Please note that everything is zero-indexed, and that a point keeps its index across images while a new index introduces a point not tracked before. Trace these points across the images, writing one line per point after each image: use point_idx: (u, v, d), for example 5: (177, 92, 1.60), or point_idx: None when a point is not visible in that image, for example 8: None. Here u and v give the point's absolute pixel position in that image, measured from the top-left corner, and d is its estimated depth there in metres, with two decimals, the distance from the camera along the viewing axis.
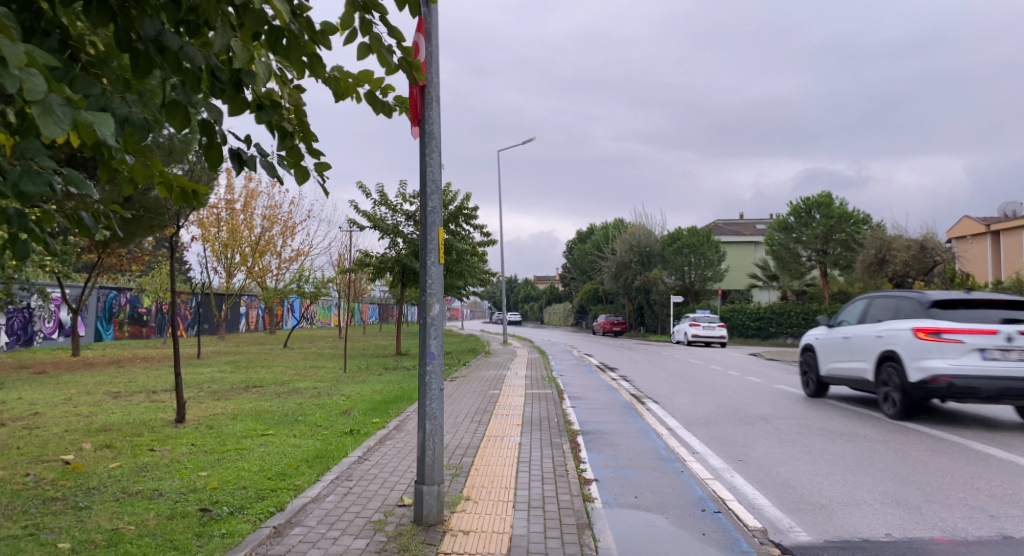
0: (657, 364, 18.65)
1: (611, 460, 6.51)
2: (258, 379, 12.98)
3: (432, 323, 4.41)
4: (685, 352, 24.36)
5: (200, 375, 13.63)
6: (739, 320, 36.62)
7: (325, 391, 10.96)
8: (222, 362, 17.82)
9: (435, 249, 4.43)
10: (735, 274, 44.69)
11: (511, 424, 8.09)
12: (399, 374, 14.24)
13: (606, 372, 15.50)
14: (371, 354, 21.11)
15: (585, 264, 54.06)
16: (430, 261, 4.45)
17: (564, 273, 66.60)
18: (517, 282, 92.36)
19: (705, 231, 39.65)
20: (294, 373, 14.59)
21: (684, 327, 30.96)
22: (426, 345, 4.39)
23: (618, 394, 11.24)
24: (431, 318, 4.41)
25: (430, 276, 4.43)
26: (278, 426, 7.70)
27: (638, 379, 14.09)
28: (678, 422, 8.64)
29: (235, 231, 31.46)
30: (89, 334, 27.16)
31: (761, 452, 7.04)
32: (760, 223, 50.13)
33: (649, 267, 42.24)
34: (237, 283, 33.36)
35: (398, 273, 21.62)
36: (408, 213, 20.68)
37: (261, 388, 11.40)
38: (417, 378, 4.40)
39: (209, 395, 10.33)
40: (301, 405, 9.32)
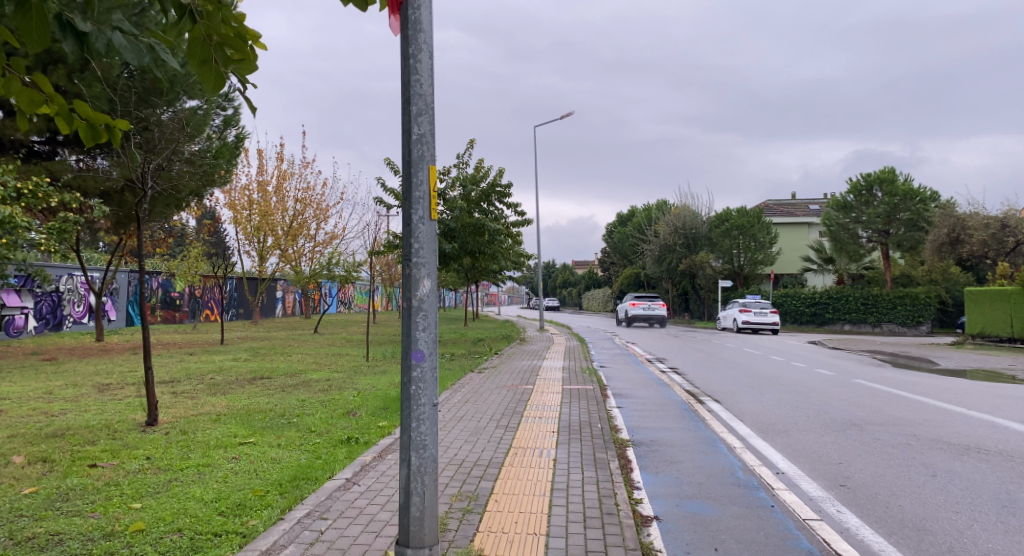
0: (709, 353, 17.04)
1: (673, 486, 5.03)
2: (269, 369, 11.81)
3: (421, 308, 3.01)
4: (739, 341, 22.54)
5: (211, 364, 12.55)
6: (793, 306, 34.48)
7: (338, 385, 9.69)
8: (241, 349, 16.80)
9: (424, 199, 3.00)
10: (788, 257, 42.27)
11: (547, 430, 6.65)
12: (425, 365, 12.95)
13: (654, 363, 13.98)
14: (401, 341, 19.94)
15: (627, 247, 52.08)
16: (418, 216, 3.01)
17: (605, 258, 64.58)
18: (556, 267, 90.63)
19: (756, 212, 37.45)
20: (314, 362, 13.43)
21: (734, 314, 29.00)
22: (412, 341, 3.00)
23: (672, 391, 9.68)
24: (420, 302, 3.01)
25: (419, 237, 3.01)
26: (264, 431, 6.40)
27: (690, 372, 12.54)
28: (749, 431, 7.07)
29: (266, 214, 30.63)
30: (120, 318, 26.70)
31: (868, 475, 5.44)
32: (814, 202, 47.37)
33: (695, 250, 40.25)
34: (269, 268, 32.58)
35: None
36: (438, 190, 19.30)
37: (270, 381, 10.19)
38: (399, 390, 3.01)
39: (206, 390, 9.15)
40: (304, 403, 8.04)
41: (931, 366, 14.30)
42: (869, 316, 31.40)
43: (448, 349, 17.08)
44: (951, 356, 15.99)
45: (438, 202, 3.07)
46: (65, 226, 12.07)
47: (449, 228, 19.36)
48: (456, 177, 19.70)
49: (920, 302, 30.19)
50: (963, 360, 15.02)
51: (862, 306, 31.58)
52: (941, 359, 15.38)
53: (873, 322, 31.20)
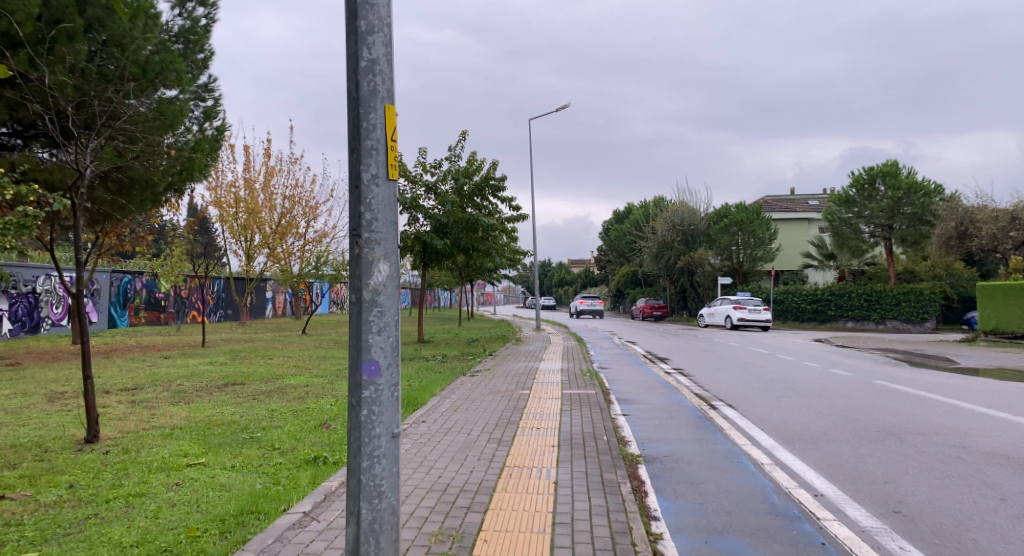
0: (713, 353, 16.31)
1: (698, 516, 4.21)
2: (245, 374, 10.99)
3: (377, 297, 2.25)
4: (741, 339, 21.83)
5: (183, 369, 11.69)
6: (794, 303, 33.56)
7: (316, 393, 8.82)
8: (222, 351, 15.98)
9: (377, 151, 2.25)
10: (787, 254, 41.60)
11: (546, 445, 5.83)
12: (414, 368, 12.16)
13: (657, 364, 13.19)
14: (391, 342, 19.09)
15: (624, 245, 51.29)
16: (370, 173, 2.25)
17: (601, 256, 63.92)
18: (552, 265, 89.85)
19: (755, 207, 36.72)
20: (295, 365, 12.56)
21: (729, 311, 28.33)
22: (364, 349, 2.25)
23: (681, 395, 8.87)
24: (376, 289, 2.25)
25: (371, 204, 2.24)
26: (220, 449, 5.54)
27: (697, 373, 11.77)
28: (774, 443, 6.26)
29: (253, 211, 29.70)
30: (101, 320, 25.76)
31: (924, 499, 4.63)
32: (812, 198, 46.70)
33: (693, 246, 39.51)
34: (257, 267, 31.69)
35: (419, 253, 19.38)
36: (429, 184, 18.44)
37: (242, 388, 9.32)
38: (349, 413, 2.27)
39: (168, 398, 8.29)
40: (274, 413, 7.20)
41: (949, 364, 13.59)
42: (873, 313, 30.82)
43: (439, 350, 16.26)
44: (968, 354, 15.26)
45: (398, 154, 2.33)
46: (25, 221, 10.98)
47: (440, 223, 18.46)
48: (448, 170, 18.83)
49: (925, 298, 29.62)
50: (981, 358, 14.31)
51: (865, 303, 30.99)
52: (959, 357, 14.64)
53: (877, 319, 30.64)
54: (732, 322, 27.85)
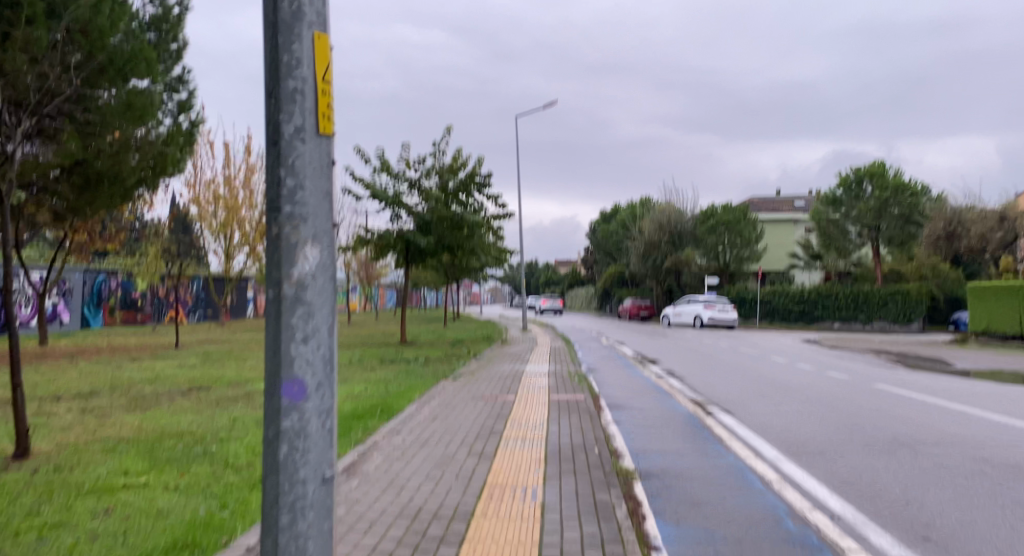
0: (703, 354, 15.86)
1: (703, 545, 3.69)
2: (213, 378, 10.36)
3: (300, 292, 1.68)
4: (730, 340, 21.44)
5: (148, 372, 11.03)
6: (781, 303, 33.18)
7: None
8: (194, 353, 15.32)
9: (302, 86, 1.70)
10: (774, 254, 41.41)
11: (532, 459, 5.29)
12: (394, 372, 11.57)
13: (647, 366, 12.68)
14: (372, 343, 18.48)
15: (610, 245, 50.92)
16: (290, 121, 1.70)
17: (588, 256, 63.62)
18: (539, 265, 89.45)
19: (743, 207, 36.47)
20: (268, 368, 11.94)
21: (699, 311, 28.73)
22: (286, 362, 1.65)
23: (675, 401, 8.34)
24: (299, 281, 1.68)
25: (296, 163, 1.68)
26: (166, 466, 4.93)
27: (689, 376, 11.27)
28: (778, 455, 5.74)
29: (233, 209, 28.93)
30: (73, 321, 24.91)
31: (954, 522, 4.12)
32: (798, 197, 46.57)
33: (681, 246, 39.14)
34: (237, 266, 30.89)
35: (401, 251, 18.78)
36: (411, 180, 17.87)
37: (207, 393, 8.70)
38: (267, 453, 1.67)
39: (123, 405, 7.66)
40: (234, 423, 6.58)
41: (945, 367, 13.19)
42: (860, 314, 30.64)
43: (421, 352, 15.69)
44: (963, 356, 14.91)
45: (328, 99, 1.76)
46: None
47: (423, 221, 17.92)
48: (431, 166, 18.27)
49: (911, 299, 29.42)
50: (976, 360, 13.95)
51: (853, 304, 30.79)
52: (954, 359, 14.26)
53: (864, 320, 30.49)
54: (703, 321, 28.22)
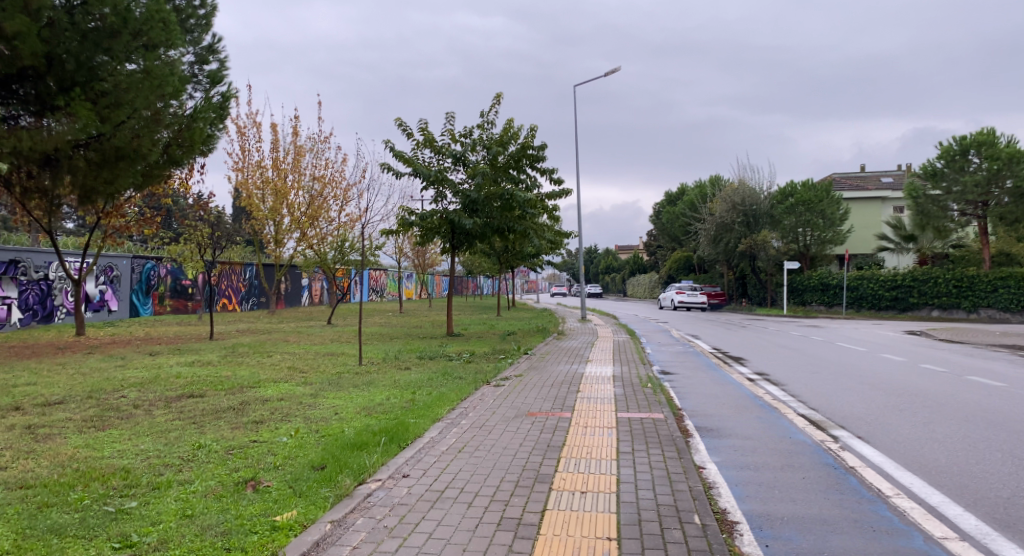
0: (798, 350, 13.53)
1: None
2: (216, 379, 8.81)
3: None
4: (821, 332, 18.86)
5: (152, 371, 9.63)
6: (869, 290, 30.17)
7: (284, 415, 6.49)
8: (223, 346, 14.02)
9: None
10: (859, 236, 37.88)
11: (596, 538, 3.39)
12: (430, 373, 9.84)
13: (733, 368, 10.55)
14: (416, 335, 16.86)
15: (675, 228, 47.86)
16: None
17: (651, 241, 60.78)
18: (598, 251, 86.59)
19: (824, 185, 33.40)
20: (289, 366, 10.36)
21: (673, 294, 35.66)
22: None
23: (786, 421, 6.28)
24: None
25: None
26: (30, 538, 3.22)
27: (792, 382, 9.09)
28: (985, 530, 3.66)
29: (279, 193, 27.70)
30: (122, 310, 24.38)
31: None
32: (885, 174, 42.54)
33: (756, 228, 36.05)
34: (286, 253, 29.92)
35: (447, 234, 17.02)
36: (457, 153, 16.06)
37: (195, 404, 7.06)
38: None
39: (82, 421, 6.10)
40: (193, 453, 4.91)
41: None
42: (963, 301, 27.25)
43: (466, 346, 13.92)
44: None
45: None
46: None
47: (470, 199, 16.06)
48: (479, 139, 16.40)
49: None
50: None
51: (954, 290, 27.44)
52: None
53: (968, 308, 27.11)
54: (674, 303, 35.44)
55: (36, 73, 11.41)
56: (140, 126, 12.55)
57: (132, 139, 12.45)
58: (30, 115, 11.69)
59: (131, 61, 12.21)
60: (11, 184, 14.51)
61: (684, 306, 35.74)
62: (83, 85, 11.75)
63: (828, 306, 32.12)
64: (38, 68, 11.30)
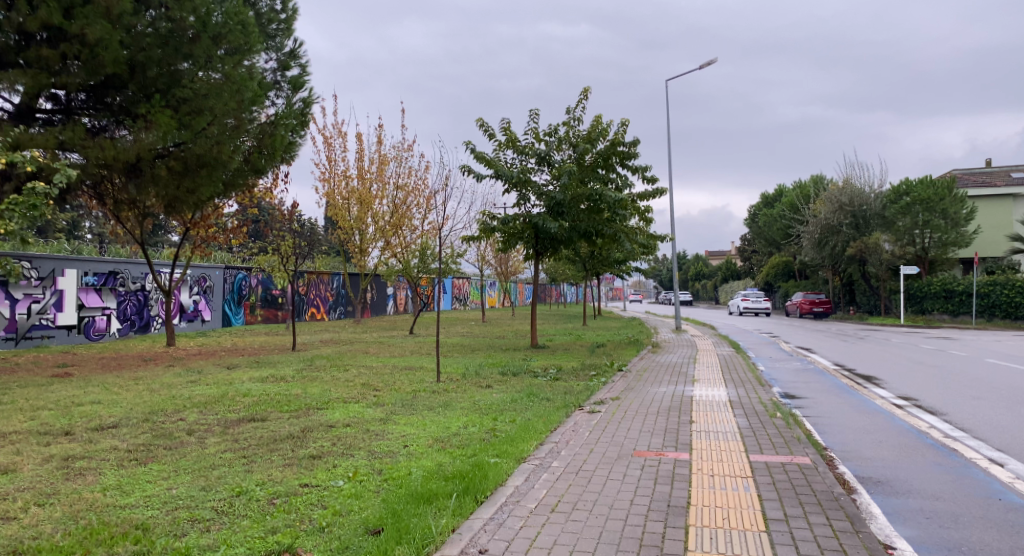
0: (942, 367, 11.54)
1: None
2: (284, 399, 8.09)
3: None
4: (957, 345, 16.48)
5: (222, 388, 9.08)
6: (1004, 296, 26.76)
7: (346, 448, 5.58)
8: (302, 359, 13.52)
9: None
10: (987, 238, 34.01)
11: None
12: (514, 393, 8.77)
13: (871, 390, 8.87)
14: (499, 347, 15.92)
15: (772, 231, 44.82)
16: None
17: (746, 246, 57.64)
18: (688, 257, 83.37)
19: (944, 181, 30.02)
20: (362, 383, 9.56)
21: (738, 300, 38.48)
22: None
23: (979, 470, 4.76)
24: None
25: None
26: None
27: (955, 411, 7.39)
28: None
29: (363, 201, 27.63)
30: (214, 319, 24.85)
31: None
32: (1017, 169, 38.19)
33: (866, 230, 33.01)
34: (371, 262, 29.78)
35: (531, 239, 16.00)
36: (541, 153, 15.04)
37: (253, 432, 6.28)
38: None
39: (126, 451, 5.42)
40: (227, 505, 4.02)
41: None
42: None
43: (553, 360, 12.80)
44: None
45: None
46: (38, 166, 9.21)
47: (555, 201, 14.97)
48: (565, 136, 15.30)
49: None
50: None
51: None
52: None
53: None
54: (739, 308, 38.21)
55: (119, 81, 10.97)
56: (221, 133, 11.94)
57: (213, 146, 11.82)
58: (119, 126, 11.21)
59: (208, 68, 11.72)
60: (104, 197, 14.69)
61: (751, 312, 38.19)
62: (164, 92, 11.33)
63: (953, 316, 28.89)
64: (120, 76, 10.88)
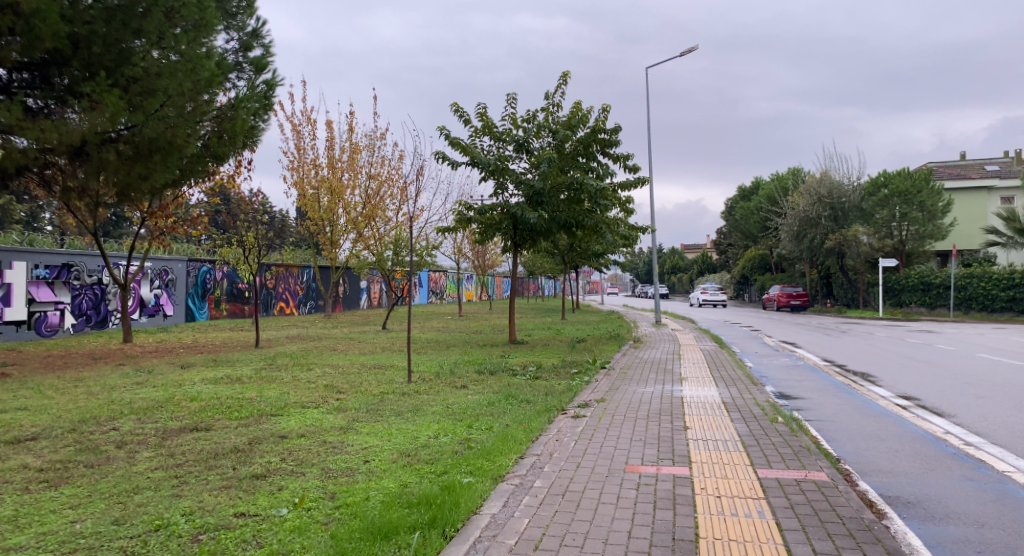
0: (933, 363, 11.12)
1: None
2: (235, 404, 7.30)
3: None
4: (940, 338, 16.22)
5: (169, 391, 8.26)
6: (980, 289, 26.78)
7: (297, 466, 4.87)
8: (264, 356, 12.69)
9: None
10: (962, 231, 34.18)
11: None
12: (489, 394, 8.11)
13: (868, 389, 8.36)
14: (475, 343, 15.23)
15: (749, 225, 44.78)
16: None
17: (722, 240, 57.71)
18: (664, 250, 83.34)
19: (922, 173, 30.24)
20: (326, 384, 8.81)
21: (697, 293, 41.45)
22: None
23: (1017, 488, 4.19)
24: None
25: None
26: None
27: (962, 413, 6.89)
28: None
29: (335, 191, 26.70)
30: (177, 313, 23.78)
31: None
32: (990, 162, 38.49)
33: (845, 222, 32.89)
34: (343, 254, 28.85)
35: (509, 230, 15.33)
36: (519, 139, 14.34)
37: (194, 445, 5.50)
38: None
39: (36, 471, 4.62)
40: (139, 548, 3.28)
41: None
42: None
43: (531, 357, 12.16)
44: None
45: None
46: None
47: (533, 190, 14.29)
48: (544, 122, 14.60)
49: None
50: None
51: None
52: None
53: None
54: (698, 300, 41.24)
55: (60, 56, 9.10)
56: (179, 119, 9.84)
57: (168, 129, 9.70)
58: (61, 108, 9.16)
59: (157, 48, 9.58)
60: (50, 183, 13.63)
61: (709, 304, 41.22)
62: (111, 70, 9.32)
63: (930, 309, 28.93)
64: (61, 50, 8.98)
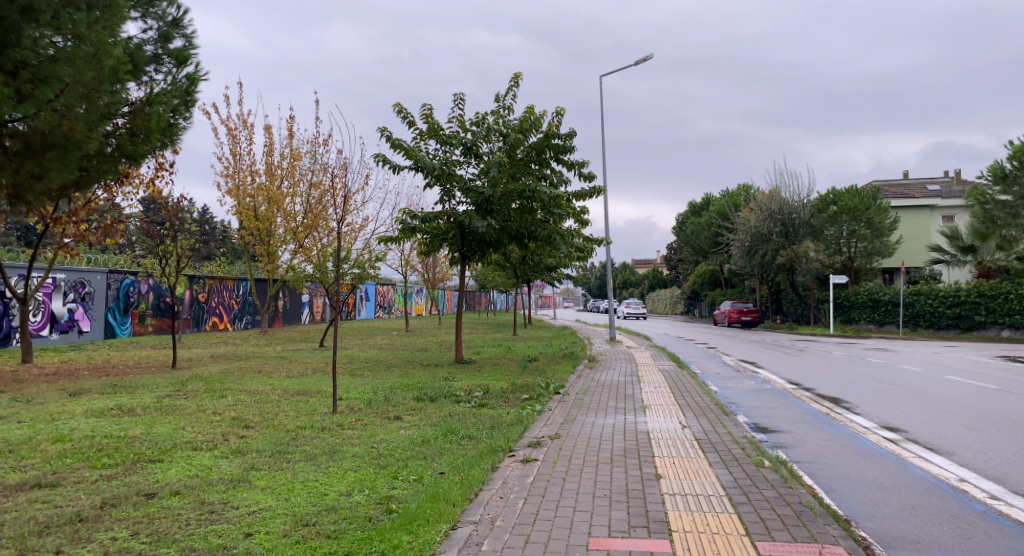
0: (903, 385, 10.47)
1: None
2: (108, 446, 5.91)
3: None
4: (898, 356, 15.80)
5: (35, 428, 6.77)
6: (926, 307, 26.94)
7: (150, 546, 3.60)
8: (175, 380, 11.16)
9: None
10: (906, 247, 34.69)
11: None
12: (424, 428, 6.92)
13: (848, 418, 7.52)
14: (418, 362, 14.00)
15: (700, 240, 44.76)
16: None
17: (673, 255, 57.80)
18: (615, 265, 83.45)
19: (870, 191, 30.49)
20: (233, 417, 7.46)
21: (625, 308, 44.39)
22: None
23: None
24: None
25: None
26: None
27: (960, 450, 6.08)
28: None
29: (273, 200, 25.08)
30: (95, 330, 21.74)
31: None
32: (931, 182, 39.35)
33: (795, 239, 32.58)
34: (282, 266, 27.14)
35: (457, 241, 14.21)
36: (467, 143, 13.29)
37: (24, 511, 4.17)
38: None
39: None
40: None
41: None
42: None
43: (478, 380, 11.03)
44: None
45: None
46: None
47: (482, 197, 13.23)
48: (493, 125, 13.59)
49: None
50: None
51: None
52: None
53: None
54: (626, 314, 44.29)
55: None
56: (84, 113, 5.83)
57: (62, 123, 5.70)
58: None
59: (59, 29, 5.56)
60: None
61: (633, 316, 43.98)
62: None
63: (878, 325, 29.06)
64: None
